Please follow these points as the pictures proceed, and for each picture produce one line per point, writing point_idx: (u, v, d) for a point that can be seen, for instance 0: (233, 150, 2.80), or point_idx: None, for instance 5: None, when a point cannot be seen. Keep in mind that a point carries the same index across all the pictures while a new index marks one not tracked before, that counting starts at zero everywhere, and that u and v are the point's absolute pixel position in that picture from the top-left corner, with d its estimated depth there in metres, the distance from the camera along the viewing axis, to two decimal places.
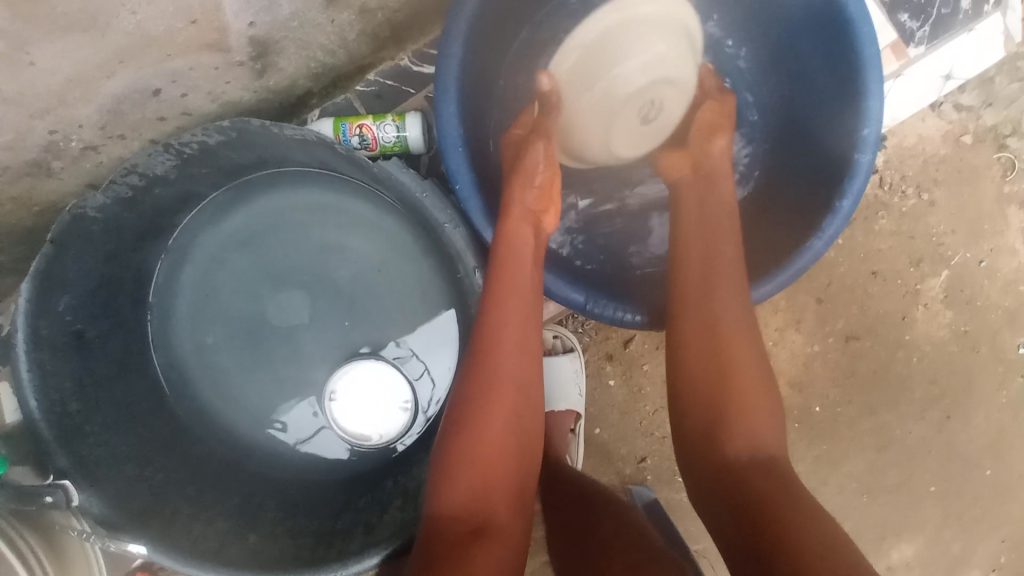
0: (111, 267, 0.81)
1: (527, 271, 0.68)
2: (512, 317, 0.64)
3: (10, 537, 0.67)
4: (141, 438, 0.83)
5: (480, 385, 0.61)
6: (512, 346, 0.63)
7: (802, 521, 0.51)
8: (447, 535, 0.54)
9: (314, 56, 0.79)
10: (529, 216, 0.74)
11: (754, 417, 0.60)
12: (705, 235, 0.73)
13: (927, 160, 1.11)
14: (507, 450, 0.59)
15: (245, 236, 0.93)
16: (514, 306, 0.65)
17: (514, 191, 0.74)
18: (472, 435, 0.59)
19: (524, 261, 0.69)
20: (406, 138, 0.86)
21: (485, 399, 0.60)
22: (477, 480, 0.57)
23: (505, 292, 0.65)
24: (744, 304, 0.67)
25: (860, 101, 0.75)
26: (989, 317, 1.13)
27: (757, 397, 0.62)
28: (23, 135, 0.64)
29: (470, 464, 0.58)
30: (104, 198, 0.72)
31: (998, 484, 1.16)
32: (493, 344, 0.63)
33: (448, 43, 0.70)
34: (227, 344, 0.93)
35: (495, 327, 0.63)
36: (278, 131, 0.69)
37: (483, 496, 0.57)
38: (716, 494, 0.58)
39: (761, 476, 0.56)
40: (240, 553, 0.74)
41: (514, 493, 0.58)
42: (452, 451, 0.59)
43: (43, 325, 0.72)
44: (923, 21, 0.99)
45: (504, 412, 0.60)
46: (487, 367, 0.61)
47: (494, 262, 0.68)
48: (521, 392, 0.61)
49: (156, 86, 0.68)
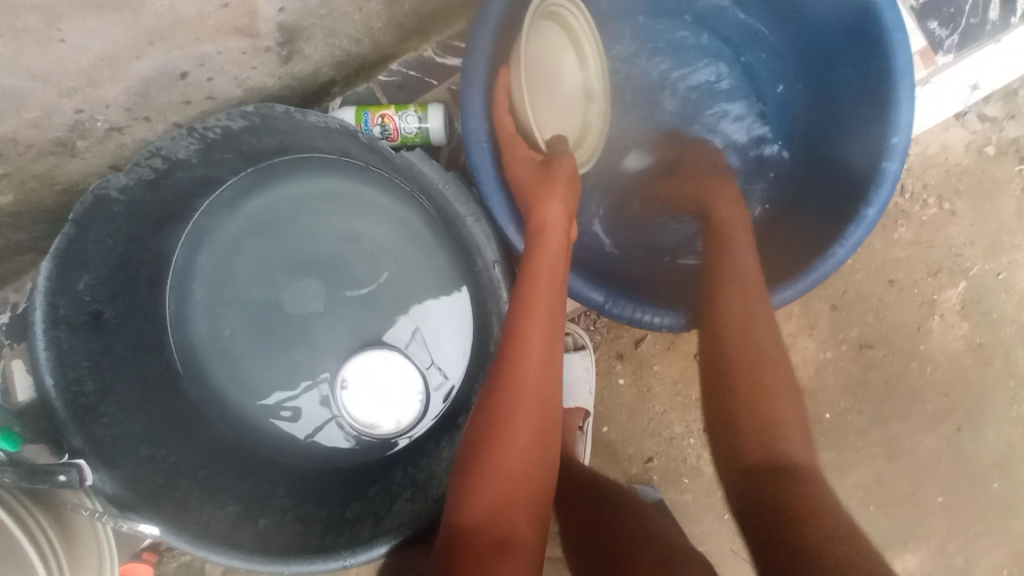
0: (131, 248, 0.82)
1: (555, 280, 0.67)
2: (538, 329, 0.63)
3: (12, 507, 0.66)
4: (156, 418, 0.84)
5: (505, 396, 0.60)
6: (539, 358, 0.62)
7: (816, 517, 0.52)
8: (467, 549, 0.54)
9: (340, 44, 0.79)
10: (567, 220, 0.71)
11: (784, 432, 0.60)
12: (740, 264, 0.73)
13: (950, 170, 1.10)
14: (531, 463, 0.58)
15: (263, 224, 0.93)
16: (541, 318, 0.64)
17: (554, 203, 0.70)
18: (494, 450, 0.58)
19: (553, 269, 0.67)
20: (428, 130, 0.86)
21: (508, 413, 0.60)
22: (498, 493, 0.57)
23: (534, 301, 0.64)
24: (773, 326, 0.68)
25: (889, 109, 0.74)
26: (1004, 330, 1.12)
27: (788, 417, 0.61)
28: (50, 114, 0.64)
29: (492, 477, 0.57)
30: (127, 179, 0.72)
31: (1006, 499, 1.15)
32: (521, 353, 0.62)
33: (476, 33, 0.70)
34: (243, 329, 0.93)
35: (522, 340, 0.62)
36: (302, 118, 0.68)
37: (505, 508, 0.56)
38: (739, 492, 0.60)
39: (780, 483, 0.57)
40: (249, 537, 0.74)
41: (534, 508, 0.58)
42: (473, 464, 0.59)
43: (62, 304, 0.72)
44: (952, 29, 1.00)
45: (530, 423, 0.59)
46: (511, 379, 0.61)
47: (525, 273, 0.67)
48: (544, 404, 0.61)
49: (183, 69, 0.68)
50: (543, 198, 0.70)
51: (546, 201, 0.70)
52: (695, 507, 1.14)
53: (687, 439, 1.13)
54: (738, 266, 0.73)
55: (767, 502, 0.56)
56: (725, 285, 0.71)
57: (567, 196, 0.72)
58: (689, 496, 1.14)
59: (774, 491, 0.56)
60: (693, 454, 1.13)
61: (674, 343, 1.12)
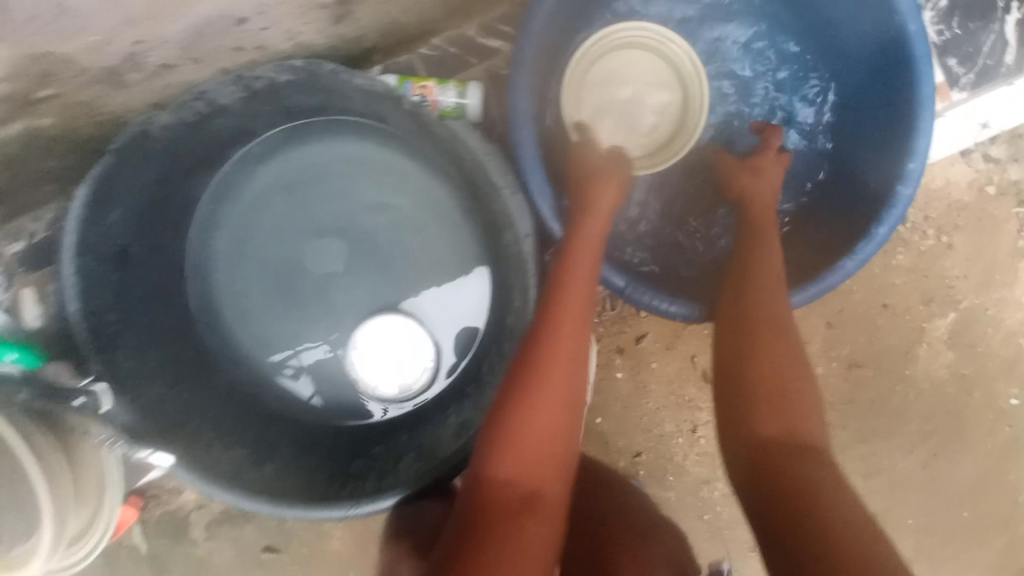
0: (162, 190, 0.83)
1: (592, 265, 0.70)
2: (572, 307, 0.66)
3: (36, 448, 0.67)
4: (167, 359, 0.86)
5: (538, 365, 0.62)
6: (574, 333, 0.65)
7: (832, 502, 0.55)
8: (495, 502, 0.56)
9: (391, 12, 0.81)
10: (611, 208, 0.76)
11: (801, 419, 0.63)
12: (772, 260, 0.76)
13: (951, 205, 1.14)
14: (559, 431, 0.61)
15: (289, 181, 0.94)
16: (576, 297, 0.67)
17: (598, 194, 0.76)
18: (525, 413, 0.60)
19: (589, 254, 0.71)
20: (466, 106, 0.87)
21: (541, 380, 0.61)
22: (527, 455, 0.59)
23: (571, 281, 0.68)
24: (790, 317, 0.71)
25: (909, 137, 0.78)
26: (988, 364, 1.17)
27: (807, 401, 0.65)
28: (108, 41, 0.62)
29: (521, 437, 0.59)
30: (171, 118, 0.74)
31: (974, 527, 1.20)
32: (558, 325, 0.65)
33: (532, 16, 0.72)
34: (260, 282, 0.95)
35: (558, 315, 0.65)
36: (347, 79, 0.72)
37: (531, 467, 0.59)
38: (743, 467, 0.63)
39: (799, 466, 0.59)
40: (255, 480, 0.76)
41: (559, 475, 0.60)
42: (503, 426, 0.60)
43: (92, 233, 0.73)
44: (969, 67, 1.06)
45: (563, 391, 0.62)
46: (545, 350, 0.63)
47: (564, 256, 0.70)
48: (574, 375, 0.63)
49: (243, 16, 0.68)
50: (587, 193, 0.76)
51: (588, 194, 0.76)
52: (677, 505, 1.18)
53: (676, 439, 1.17)
54: (768, 259, 0.76)
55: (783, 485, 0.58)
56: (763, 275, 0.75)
57: (607, 190, 0.77)
58: (672, 493, 1.17)
59: (777, 475, 0.59)
60: (680, 453, 1.17)
61: (674, 343, 1.15)
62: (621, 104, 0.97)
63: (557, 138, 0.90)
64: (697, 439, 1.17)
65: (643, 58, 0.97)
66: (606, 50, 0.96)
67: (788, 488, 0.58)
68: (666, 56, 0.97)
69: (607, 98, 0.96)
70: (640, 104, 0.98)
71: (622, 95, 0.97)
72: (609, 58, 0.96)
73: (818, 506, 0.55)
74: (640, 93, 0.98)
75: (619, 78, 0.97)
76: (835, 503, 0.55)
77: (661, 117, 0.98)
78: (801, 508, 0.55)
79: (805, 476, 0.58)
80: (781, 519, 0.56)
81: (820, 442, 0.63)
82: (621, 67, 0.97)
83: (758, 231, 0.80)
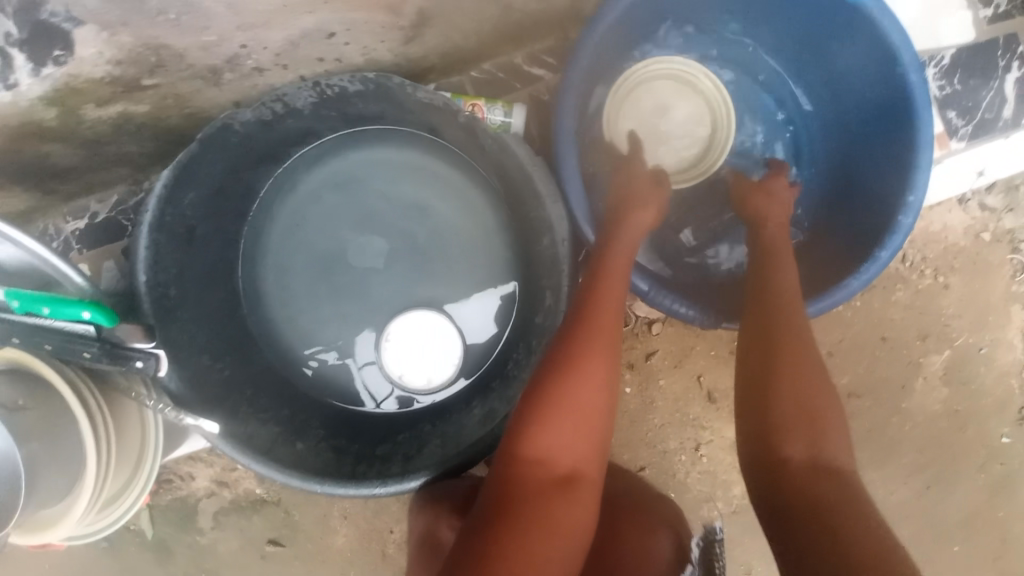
0: (230, 179, 0.90)
1: (622, 283, 0.77)
2: (606, 321, 0.73)
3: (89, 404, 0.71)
4: (215, 335, 0.92)
5: (573, 371, 0.69)
6: (606, 344, 0.72)
7: (850, 514, 0.62)
8: (532, 492, 0.64)
9: (453, 37, 0.91)
10: (641, 235, 0.84)
11: (818, 435, 0.70)
12: (789, 284, 0.83)
13: (948, 248, 1.22)
14: (590, 432, 0.68)
15: (341, 181, 1.02)
16: (609, 311, 0.74)
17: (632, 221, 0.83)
18: (560, 414, 0.67)
19: (619, 272, 0.78)
20: (510, 124, 0.96)
21: (575, 384, 0.68)
22: (560, 451, 0.66)
23: (605, 297, 0.75)
24: (810, 341, 0.77)
25: (909, 172, 0.86)
26: (980, 401, 1.23)
27: (825, 418, 0.71)
28: (221, 41, 0.72)
29: (558, 435, 0.66)
30: (251, 116, 0.82)
31: (963, 561, 1.24)
32: (595, 335, 0.72)
33: (581, 48, 0.82)
34: (304, 271, 1.02)
35: (592, 325, 0.72)
36: (411, 92, 0.80)
37: (564, 463, 0.66)
38: (766, 478, 0.70)
39: (820, 480, 0.66)
40: (288, 455, 0.82)
41: (587, 471, 0.67)
42: (540, 424, 0.67)
43: (168, 213, 0.80)
44: (968, 120, 1.16)
45: (595, 396, 0.68)
46: (580, 357, 0.70)
47: (598, 274, 0.78)
48: (604, 381, 0.70)
49: (333, 30, 0.78)
50: (621, 219, 0.84)
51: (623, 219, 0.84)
52: None
53: (679, 455, 1.22)
54: (786, 285, 0.83)
55: (807, 498, 0.65)
56: (785, 300, 0.81)
57: (638, 215, 0.85)
58: None
59: (802, 487, 0.66)
60: (682, 470, 1.22)
61: (682, 362, 1.21)
62: (652, 127, 1.05)
63: (590, 159, 0.99)
64: (699, 456, 1.22)
65: (678, 90, 1.07)
66: (646, 78, 1.05)
67: (812, 502, 0.64)
68: (700, 91, 1.07)
69: (640, 120, 1.05)
70: (670, 131, 1.06)
71: (655, 120, 1.05)
72: (648, 86, 1.05)
73: (838, 518, 0.62)
74: (672, 120, 1.06)
75: (655, 105, 1.06)
76: (854, 515, 0.62)
77: (687, 146, 1.07)
78: (823, 519, 0.62)
79: (827, 491, 0.65)
80: (807, 527, 0.62)
81: (836, 455, 0.69)
82: (658, 96, 1.06)
83: (777, 254, 0.87)
